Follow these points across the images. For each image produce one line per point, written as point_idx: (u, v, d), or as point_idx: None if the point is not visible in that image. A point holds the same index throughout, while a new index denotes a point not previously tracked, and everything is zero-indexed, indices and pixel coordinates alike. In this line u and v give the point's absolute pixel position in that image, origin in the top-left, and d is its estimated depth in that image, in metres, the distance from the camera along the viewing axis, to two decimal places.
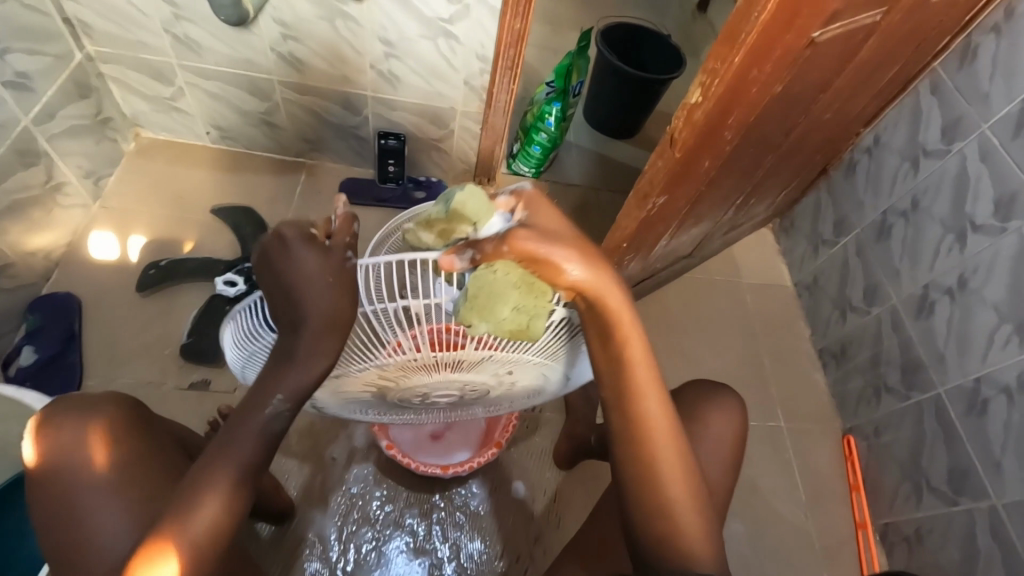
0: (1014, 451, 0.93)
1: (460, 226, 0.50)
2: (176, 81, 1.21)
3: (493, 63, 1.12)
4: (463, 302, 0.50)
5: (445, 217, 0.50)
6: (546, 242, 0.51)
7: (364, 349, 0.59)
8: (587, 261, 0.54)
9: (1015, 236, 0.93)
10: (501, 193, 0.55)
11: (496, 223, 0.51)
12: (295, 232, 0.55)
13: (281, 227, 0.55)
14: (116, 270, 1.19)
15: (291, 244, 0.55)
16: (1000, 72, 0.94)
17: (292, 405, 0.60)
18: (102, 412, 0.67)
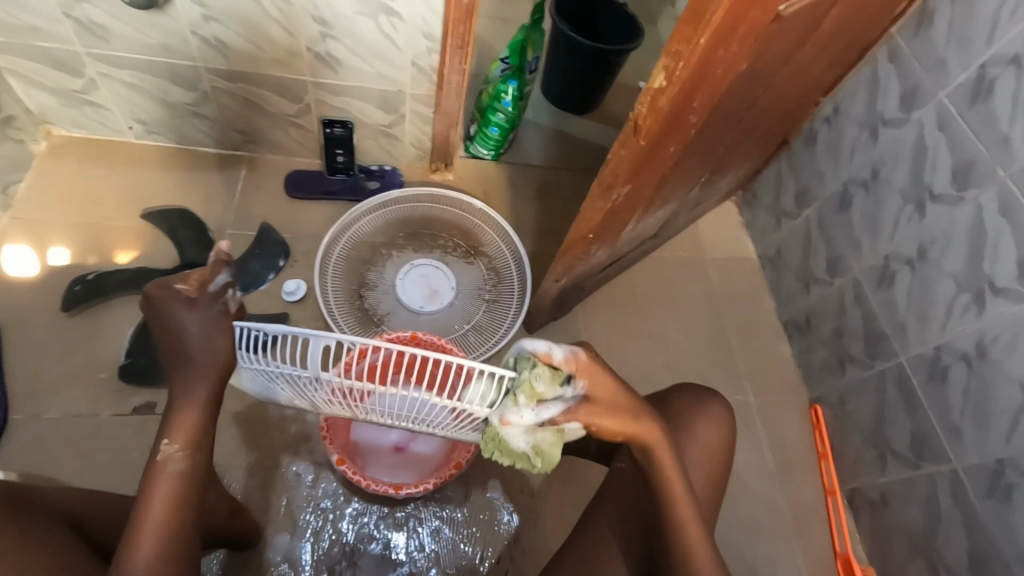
0: (973, 416, 0.95)
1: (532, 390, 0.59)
2: (86, 72, 1.08)
3: (440, 42, 1.04)
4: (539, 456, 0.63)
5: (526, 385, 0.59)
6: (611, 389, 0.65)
7: (308, 384, 0.67)
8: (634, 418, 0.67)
9: (972, 207, 0.93)
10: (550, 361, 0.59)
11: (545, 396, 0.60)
12: (163, 291, 0.66)
13: (153, 289, 0.66)
14: (37, 287, 1.09)
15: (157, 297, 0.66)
16: (956, 36, 0.92)
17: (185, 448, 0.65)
18: None
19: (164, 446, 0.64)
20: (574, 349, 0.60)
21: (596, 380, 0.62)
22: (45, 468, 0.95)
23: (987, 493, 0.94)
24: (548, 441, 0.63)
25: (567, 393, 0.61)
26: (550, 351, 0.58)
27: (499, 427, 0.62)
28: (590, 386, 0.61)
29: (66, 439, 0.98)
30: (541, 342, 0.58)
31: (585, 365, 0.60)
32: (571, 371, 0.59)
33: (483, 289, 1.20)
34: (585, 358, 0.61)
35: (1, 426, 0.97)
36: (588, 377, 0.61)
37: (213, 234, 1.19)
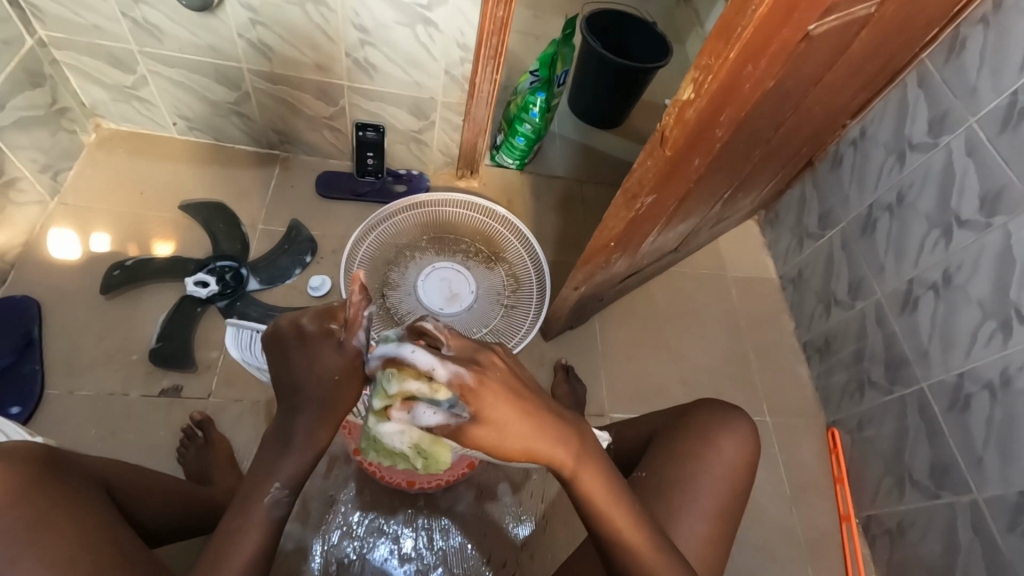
0: (996, 447, 0.94)
1: (402, 399, 0.55)
2: (138, 69, 1.14)
3: (473, 53, 1.08)
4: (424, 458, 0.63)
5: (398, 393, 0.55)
6: (510, 404, 0.55)
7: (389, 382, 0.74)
8: (536, 430, 0.58)
9: (999, 233, 0.92)
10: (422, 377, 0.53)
11: (425, 415, 0.54)
12: (316, 325, 0.66)
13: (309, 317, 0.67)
14: (78, 269, 1.14)
15: (308, 329, 0.66)
16: (988, 64, 0.92)
17: (289, 491, 0.65)
18: (31, 457, 0.60)
19: (276, 487, 0.64)
20: (457, 373, 0.53)
21: (485, 405, 0.53)
22: (74, 442, 0.99)
23: (1008, 527, 0.92)
24: (425, 446, 0.61)
25: (448, 416, 0.53)
26: (431, 368, 0.52)
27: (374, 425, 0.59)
28: (481, 413, 0.53)
29: (95, 417, 1.02)
30: (425, 355, 0.53)
31: (470, 391, 0.53)
32: (449, 394, 0.52)
33: (502, 294, 1.22)
34: (471, 381, 0.53)
35: (37, 400, 1.01)
36: (475, 404, 0.53)
37: (246, 228, 1.24)
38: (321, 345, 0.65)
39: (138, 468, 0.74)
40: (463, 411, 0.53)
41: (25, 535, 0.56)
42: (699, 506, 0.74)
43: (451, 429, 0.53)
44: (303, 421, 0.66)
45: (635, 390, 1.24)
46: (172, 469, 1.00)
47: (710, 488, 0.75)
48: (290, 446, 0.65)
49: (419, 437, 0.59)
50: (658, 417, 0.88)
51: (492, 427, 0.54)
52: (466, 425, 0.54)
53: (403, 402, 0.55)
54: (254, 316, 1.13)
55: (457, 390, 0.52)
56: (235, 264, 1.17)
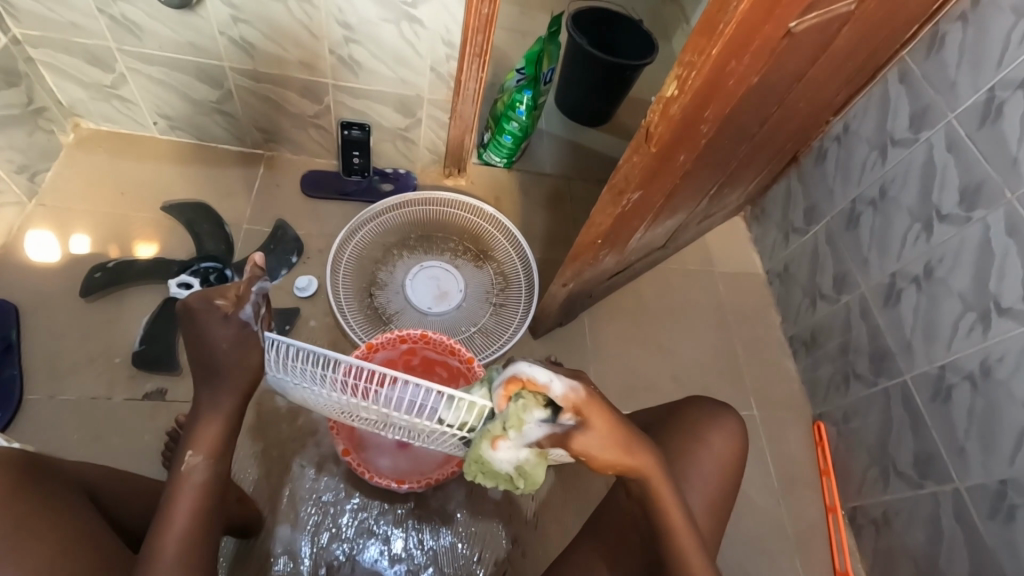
0: (977, 436, 0.95)
1: (526, 415, 0.58)
2: (117, 67, 1.12)
3: (459, 50, 1.07)
4: (522, 479, 0.62)
5: (518, 408, 0.58)
6: (610, 421, 0.60)
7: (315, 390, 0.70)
8: (628, 448, 0.63)
9: (979, 226, 0.94)
10: (554, 383, 0.57)
11: (534, 426, 0.58)
12: (202, 304, 0.71)
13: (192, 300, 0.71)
14: (58, 272, 1.12)
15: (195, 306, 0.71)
16: (967, 60, 0.94)
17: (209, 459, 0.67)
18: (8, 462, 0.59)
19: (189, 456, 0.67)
20: (572, 385, 0.57)
21: (595, 416, 0.59)
22: (55, 447, 0.97)
23: (990, 514, 0.93)
24: (530, 466, 0.61)
25: (554, 426, 0.58)
26: (547, 382, 0.57)
27: (484, 447, 0.60)
28: (587, 420, 0.59)
29: (77, 422, 1.00)
30: (541, 371, 0.57)
31: (580, 403, 0.58)
32: (563, 406, 0.57)
33: (491, 292, 1.22)
34: (583, 395, 0.58)
35: (16, 406, 0.99)
36: (584, 413, 0.58)
37: (231, 229, 1.22)
38: (209, 319, 0.71)
39: (112, 470, 0.72)
40: (564, 421, 0.58)
41: (6, 540, 0.55)
42: (691, 503, 0.75)
43: (556, 436, 0.58)
44: (207, 390, 0.71)
45: (625, 387, 1.24)
46: (158, 472, 0.99)
47: (699, 485, 0.76)
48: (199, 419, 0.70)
49: (529, 455, 0.59)
50: (647, 411, 0.87)
51: (592, 436, 0.59)
52: (572, 434, 0.58)
53: (523, 416, 0.58)
54: None
55: (568, 403, 0.57)
56: (219, 264, 1.16)
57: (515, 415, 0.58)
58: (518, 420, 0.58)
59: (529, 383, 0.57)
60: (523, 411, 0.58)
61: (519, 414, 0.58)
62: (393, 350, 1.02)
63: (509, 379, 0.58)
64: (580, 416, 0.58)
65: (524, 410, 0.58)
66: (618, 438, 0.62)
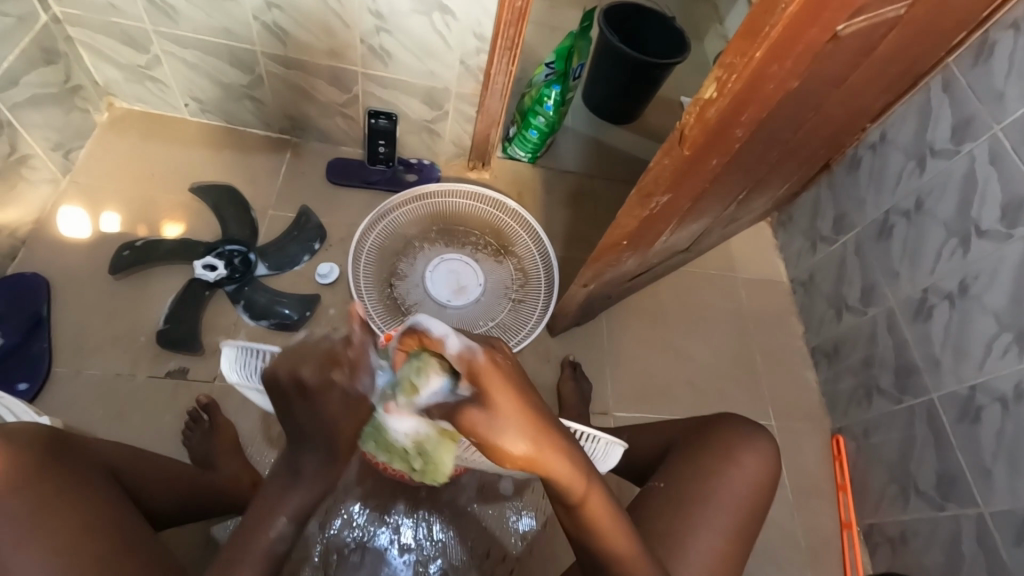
0: (1005, 461, 0.92)
1: (414, 389, 0.58)
2: (152, 49, 1.13)
3: (490, 43, 1.06)
4: (422, 462, 0.66)
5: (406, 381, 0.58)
6: (517, 403, 0.51)
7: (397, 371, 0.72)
8: (548, 439, 0.53)
9: (1020, 244, 0.90)
10: (449, 343, 0.53)
11: (434, 390, 0.56)
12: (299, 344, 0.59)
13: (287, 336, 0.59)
14: (88, 249, 1.14)
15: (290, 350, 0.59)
16: (1017, 70, 0.90)
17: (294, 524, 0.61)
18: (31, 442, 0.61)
19: (276, 519, 0.60)
20: (469, 346, 0.52)
21: (496, 391, 0.51)
22: (80, 421, 1.00)
23: (1013, 541, 0.91)
24: (429, 445, 0.63)
25: (450, 393, 0.54)
26: (442, 338, 0.53)
27: (381, 418, 0.62)
28: (485, 394, 0.51)
29: (102, 397, 1.02)
30: (440, 325, 0.54)
31: (478, 369, 0.51)
32: (459, 370, 0.52)
33: (509, 288, 1.22)
34: (480, 361, 0.52)
35: (44, 378, 1.02)
36: (484, 382, 0.51)
37: (256, 214, 1.23)
38: (326, 393, 0.58)
39: (134, 449, 0.74)
40: (463, 390, 0.53)
41: (25, 523, 0.56)
42: (716, 519, 0.74)
43: (447, 405, 0.54)
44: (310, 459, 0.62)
45: (640, 391, 1.23)
46: (179, 450, 1.01)
47: (727, 505, 0.75)
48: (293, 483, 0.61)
49: (428, 431, 0.61)
50: (674, 425, 0.87)
51: (492, 415, 0.50)
52: (467, 406, 0.52)
53: (413, 384, 0.58)
54: (261, 301, 1.13)
55: (462, 369, 0.52)
56: (244, 249, 1.18)
57: (409, 386, 0.58)
58: (405, 394, 0.58)
59: (427, 341, 0.54)
60: (421, 377, 0.57)
61: (408, 387, 0.58)
62: None
63: (410, 332, 0.56)
64: (477, 390, 0.51)
65: (419, 375, 0.57)
66: (533, 425, 0.52)
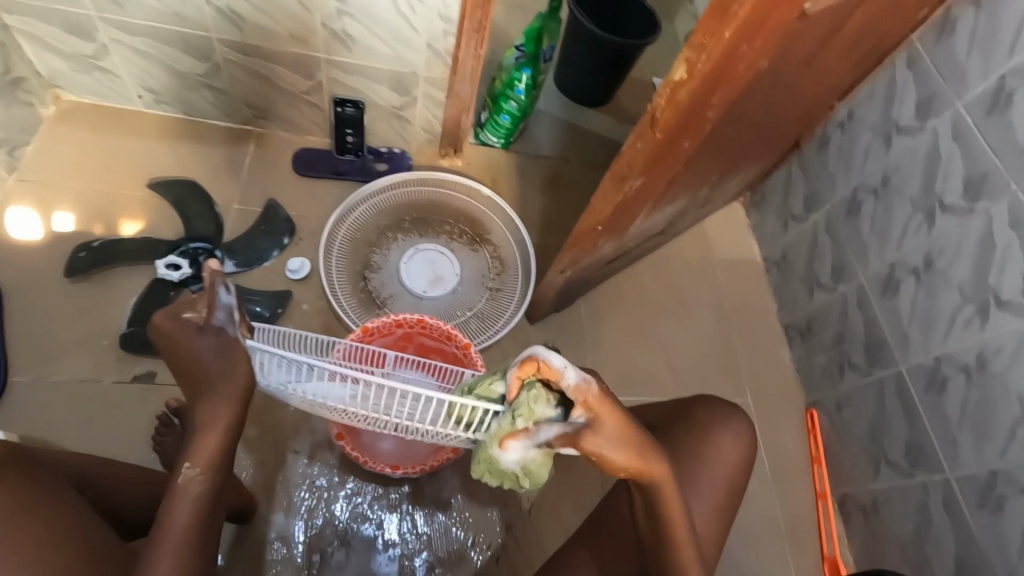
0: (969, 428, 0.96)
1: (534, 414, 0.57)
2: (99, 37, 1.07)
3: (457, 25, 1.03)
4: (527, 481, 0.60)
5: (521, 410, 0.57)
6: (616, 426, 0.56)
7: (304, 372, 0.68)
8: (643, 457, 0.60)
9: (982, 218, 0.93)
10: (567, 372, 0.54)
11: (550, 417, 0.57)
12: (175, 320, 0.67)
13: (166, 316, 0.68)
14: (41, 251, 1.09)
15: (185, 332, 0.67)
16: (978, 46, 0.91)
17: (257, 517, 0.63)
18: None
19: (186, 467, 0.63)
20: (586, 377, 0.54)
21: (606, 417, 0.56)
22: (43, 431, 0.96)
23: (977, 503, 0.95)
24: (535, 467, 0.59)
25: (566, 424, 0.56)
26: (563, 370, 0.54)
27: (495, 446, 0.59)
28: (598, 419, 0.55)
29: (65, 405, 0.98)
30: (557, 357, 0.55)
31: (591, 398, 0.54)
32: (575, 401, 0.54)
33: (486, 277, 1.20)
34: (595, 393, 0.54)
35: (1, 388, 0.97)
36: (596, 411, 0.55)
37: (220, 209, 1.19)
38: (191, 333, 0.66)
39: (103, 460, 0.72)
40: (575, 419, 0.55)
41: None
42: (696, 501, 0.75)
43: (567, 435, 0.55)
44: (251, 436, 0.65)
45: (620, 374, 1.24)
46: (150, 456, 0.98)
47: (707, 486, 0.76)
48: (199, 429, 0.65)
49: (542, 454, 0.58)
50: (657, 408, 0.86)
51: (607, 436, 0.56)
52: (581, 431, 0.55)
53: (535, 411, 0.57)
54: None
55: (583, 398, 0.54)
56: (209, 246, 1.13)
57: (527, 410, 0.57)
58: (528, 422, 0.57)
59: (544, 370, 0.55)
60: (538, 405, 0.57)
61: (525, 413, 0.57)
62: (388, 335, 1.00)
63: (526, 361, 0.57)
64: (589, 411, 0.55)
65: (533, 402, 0.57)
66: (631, 444, 0.58)
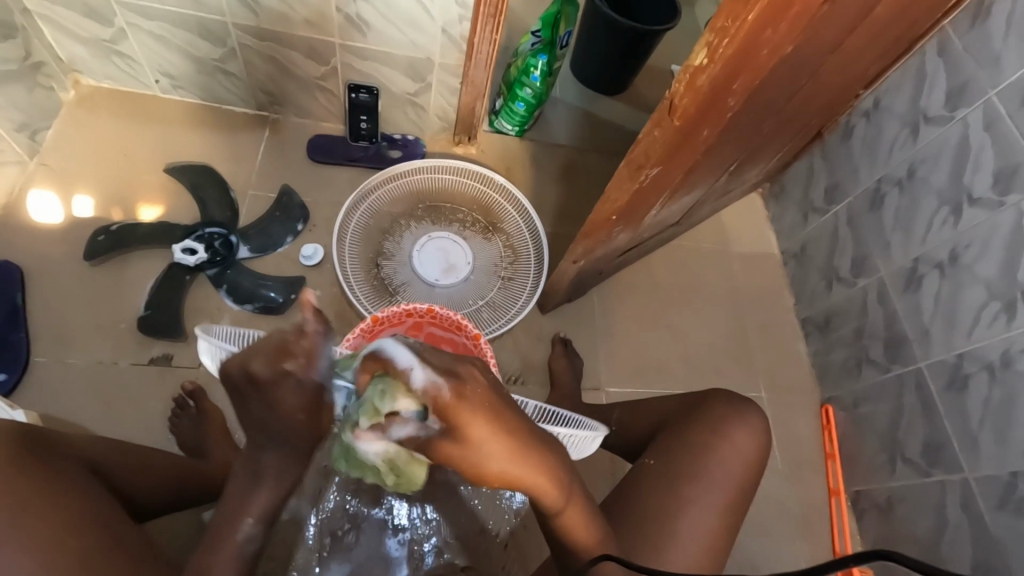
0: (991, 428, 0.94)
1: (375, 416, 0.51)
2: (116, 21, 1.07)
3: (472, 10, 1.01)
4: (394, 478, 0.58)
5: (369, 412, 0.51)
6: (485, 434, 0.48)
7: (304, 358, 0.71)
8: (521, 462, 0.51)
9: (1012, 212, 0.89)
10: (412, 376, 0.48)
11: (398, 420, 0.50)
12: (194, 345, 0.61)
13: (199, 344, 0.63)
14: (62, 234, 1.10)
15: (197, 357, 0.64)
16: (1015, 32, 0.87)
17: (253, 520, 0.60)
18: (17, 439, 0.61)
19: (246, 524, 0.57)
20: (436, 379, 0.47)
21: (466, 424, 0.47)
22: (64, 410, 0.98)
23: (997, 504, 0.93)
24: (400, 463, 0.55)
25: (417, 423, 0.48)
26: (409, 370, 0.48)
27: (350, 436, 0.55)
28: (455, 428, 0.47)
29: (84, 386, 1.01)
30: (405, 352, 0.49)
31: (447, 404, 0.47)
32: (427, 404, 0.47)
33: (500, 265, 1.20)
34: (449, 397, 0.47)
35: (24, 368, 1.00)
36: (455, 416, 0.47)
37: (235, 194, 1.20)
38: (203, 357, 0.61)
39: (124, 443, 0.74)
40: (430, 421, 0.48)
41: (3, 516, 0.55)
42: (708, 495, 0.73)
43: (415, 434, 0.49)
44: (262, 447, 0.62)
45: (631, 366, 1.23)
46: (166, 437, 1.00)
47: (719, 479, 0.75)
48: (260, 483, 0.58)
49: (396, 453, 0.54)
50: (667, 404, 0.88)
51: (469, 443, 0.48)
52: (439, 433, 0.48)
53: (378, 411, 0.50)
54: (244, 284, 1.10)
55: (432, 403, 0.47)
56: (224, 231, 1.14)
57: (370, 411, 0.51)
58: (370, 421, 0.52)
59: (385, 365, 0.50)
60: (387, 404, 0.49)
61: (369, 414, 0.51)
62: (398, 325, 1.00)
63: (374, 355, 0.51)
64: (445, 421, 0.47)
65: (379, 401, 0.50)
66: (507, 449, 0.50)
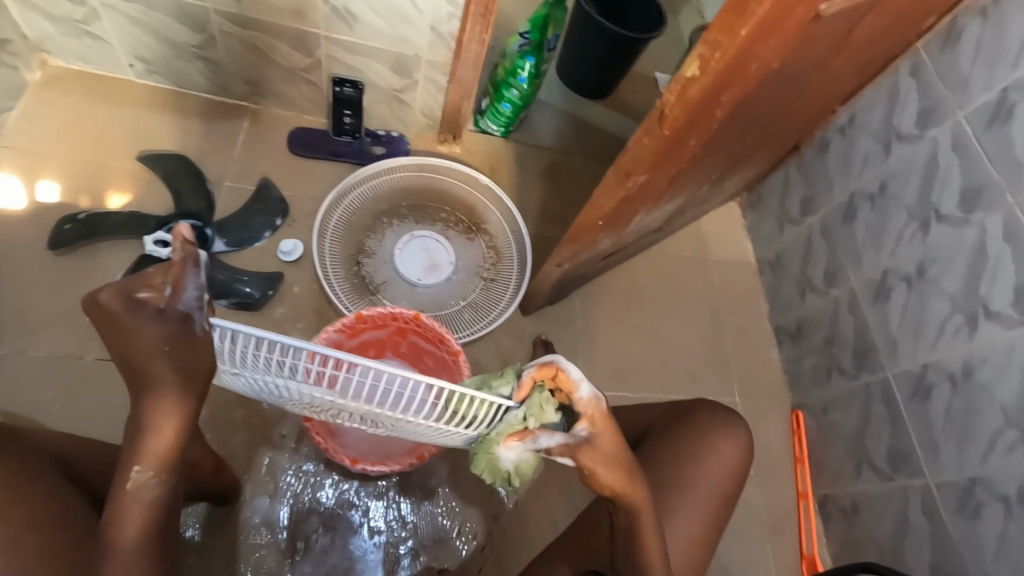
0: (951, 436, 0.98)
1: (536, 419, 0.60)
2: (89, 1, 1.03)
3: (463, 9, 1.01)
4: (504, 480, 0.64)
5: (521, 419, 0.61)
6: (618, 448, 0.63)
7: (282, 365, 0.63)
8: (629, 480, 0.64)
9: (976, 229, 0.94)
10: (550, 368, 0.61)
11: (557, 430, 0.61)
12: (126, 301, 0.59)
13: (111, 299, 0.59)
14: (24, 220, 1.05)
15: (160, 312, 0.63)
16: (984, 58, 0.91)
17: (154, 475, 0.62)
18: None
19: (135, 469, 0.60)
20: (598, 395, 0.60)
21: (605, 439, 0.62)
22: (23, 407, 0.94)
23: (955, 509, 0.97)
24: (527, 469, 0.63)
25: (568, 432, 0.61)
26: (578, 382, 0.60)
27: (496, 441, 0.62)
28: (599, 436, 0.61)
29: (44, 381, 0.96)
30: (574, 370, 0.60)
31: (597, 414, 0.61)
32: (582, 413, 0.60)
33: (482, 266, 1.19)
34: (602, 409, 0.61)
35: None
36: (599, 427, 0.61)
37: (212, 186, 1.16)
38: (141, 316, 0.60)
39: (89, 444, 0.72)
40: (578, 432, 0.61)
41: None
42: (691, 505, 0.75)
43: (568, 444, 0.60)
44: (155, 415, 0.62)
45: (610, 369, 1.24)
46: None
47: (703, 490, 0.77)
48: (146, 431, 0.61)
49: (534, 461, 0.63)
50: (652, 411, 0.87)
51: (602, 453, 0.62)
52: (582, 444, 0.61)
53: (538, 413, 0.60)
54: (218, 278, 1.07)
55: (592, 416, 0.61)
56: (200, 223, 1.10)
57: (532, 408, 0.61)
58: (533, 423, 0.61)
59: (548, 376, 0.60)
60: (545, 412, 0.60)
61: (529, 419, 0.60)
62: (383, 327, 0.98)
63: (545, 366, 0.60)
64: (592, 430, 0.61)
65: (538, 403, 0.60)
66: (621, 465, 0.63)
